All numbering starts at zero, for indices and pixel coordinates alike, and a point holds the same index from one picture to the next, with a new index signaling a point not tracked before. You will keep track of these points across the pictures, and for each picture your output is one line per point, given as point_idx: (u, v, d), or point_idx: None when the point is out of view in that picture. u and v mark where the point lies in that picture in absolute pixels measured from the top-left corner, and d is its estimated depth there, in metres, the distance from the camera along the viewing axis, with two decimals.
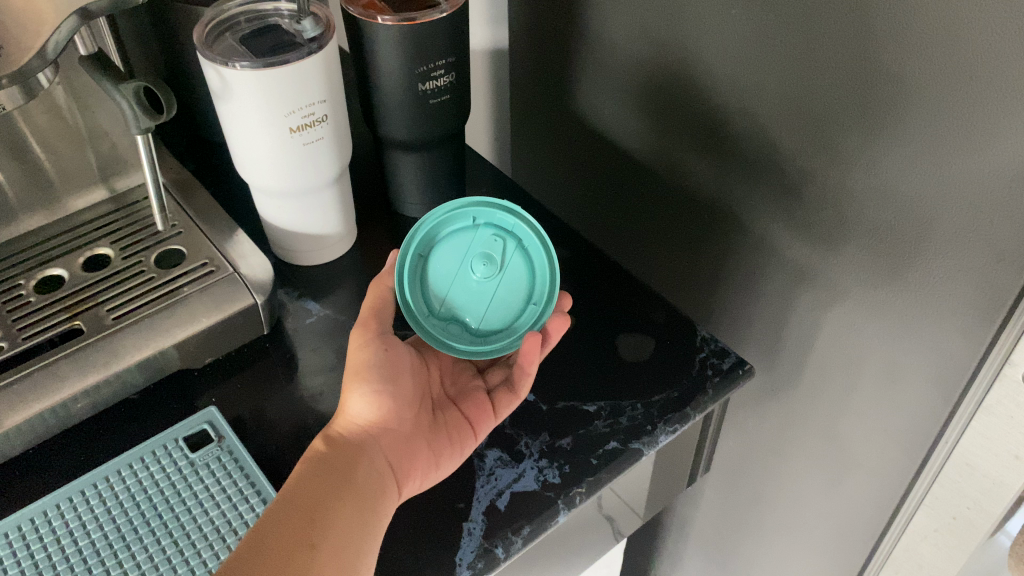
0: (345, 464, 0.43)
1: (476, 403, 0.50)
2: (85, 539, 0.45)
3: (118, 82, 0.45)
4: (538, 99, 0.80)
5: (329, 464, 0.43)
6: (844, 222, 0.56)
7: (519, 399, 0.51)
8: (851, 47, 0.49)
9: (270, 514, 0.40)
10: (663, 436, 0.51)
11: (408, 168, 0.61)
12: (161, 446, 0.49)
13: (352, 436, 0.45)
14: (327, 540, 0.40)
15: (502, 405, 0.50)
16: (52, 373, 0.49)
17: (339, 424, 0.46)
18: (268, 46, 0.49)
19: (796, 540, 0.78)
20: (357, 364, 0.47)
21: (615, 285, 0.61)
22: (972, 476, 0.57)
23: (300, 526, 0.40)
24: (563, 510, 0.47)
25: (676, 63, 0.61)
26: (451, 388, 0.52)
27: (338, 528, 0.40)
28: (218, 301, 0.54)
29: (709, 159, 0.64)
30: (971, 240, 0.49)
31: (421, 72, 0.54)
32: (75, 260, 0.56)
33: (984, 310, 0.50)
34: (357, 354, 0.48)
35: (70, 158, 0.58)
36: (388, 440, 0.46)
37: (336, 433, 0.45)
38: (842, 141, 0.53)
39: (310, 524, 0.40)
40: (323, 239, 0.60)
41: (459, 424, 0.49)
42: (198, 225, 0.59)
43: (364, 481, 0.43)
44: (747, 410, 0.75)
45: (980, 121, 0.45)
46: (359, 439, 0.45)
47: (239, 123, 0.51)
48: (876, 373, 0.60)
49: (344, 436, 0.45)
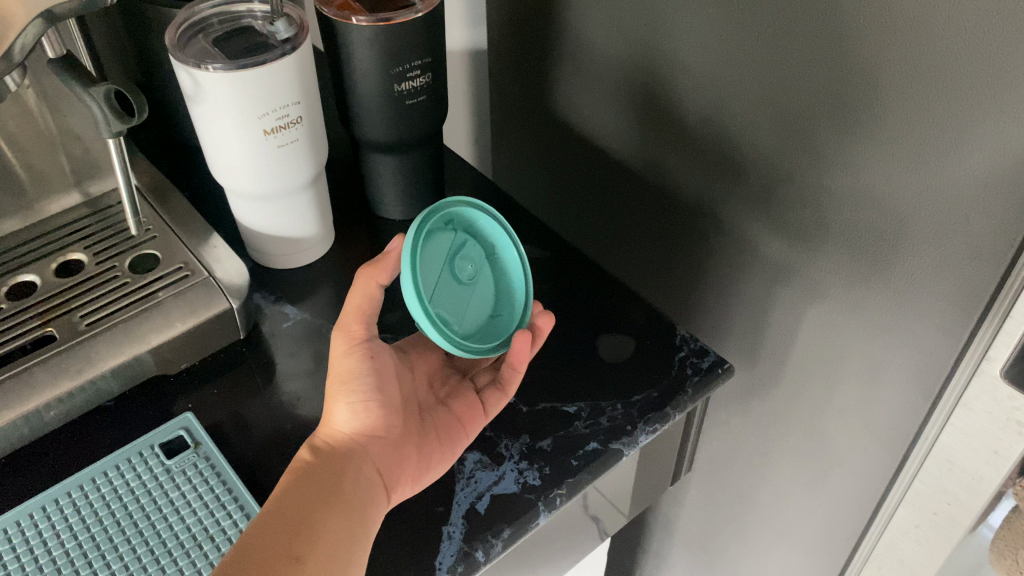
0: (331, 474, 0.43)
1: (466, 403, 0.50)
2: (59, 549, 0.44)
3: (88, 85, 0.45)
4: (517, 99, 0.79)
5: (314, 475, 0.43)
6: (823, 220, 0.56)
7: (508, 397, 0.50)
8: (827, 45, 0.49)
9: (255, 529, 0.40)
10: (644, 436, 0.51)
11: (386, 170, 0.61)
12: (137, 454, 0.49)
13: (338, 445, 0.45)
14: (313, 552, 0.39)
15: (490, 404, 0.50)
16: (24, 380, 0.49)
17: (325, 431, 0.46)
18: (241, 48, 0.49)
19: (780, 538, 0.78)
20: (344, 371, 0.46)
21: (595, 285, 0.60)
22: (951, 471, 0.57)
23: (285, 539, 0.39)
24: (543, 512, 0.47)
25: (653, 62, 0.61)
26: (441, 390, 0.52)
27: (326, 539, 0.40)
28: (193, 306, 0.53)
29: (688, 158, 0.64)
30: (947, 237, 0.49)
31: (398, 74, 0.54)
32: (48, 266, 0.55)
33: (961, 306, 0.51)
34: (344, 359, 0.46)
35: (42, 162, 0.57)
36: (376, 448, 0.45)
37: (323, 443, 0.45)
38: (820, 139, 0.53)
39: (295, 537, 0.40)
40: (300, 242, 0.60)
41: (448, 427, 0.49)
42: (174, 229, 0.58)
43: (352, 490, 0.43)
44: (729, 409, 0.75)
45: (956, 118, 0.45)
46: (346, 447, 0.44)
47: (213, 126, 0.50)
48: (856, 370, 0.60)
49: (331, 446, 0.45)
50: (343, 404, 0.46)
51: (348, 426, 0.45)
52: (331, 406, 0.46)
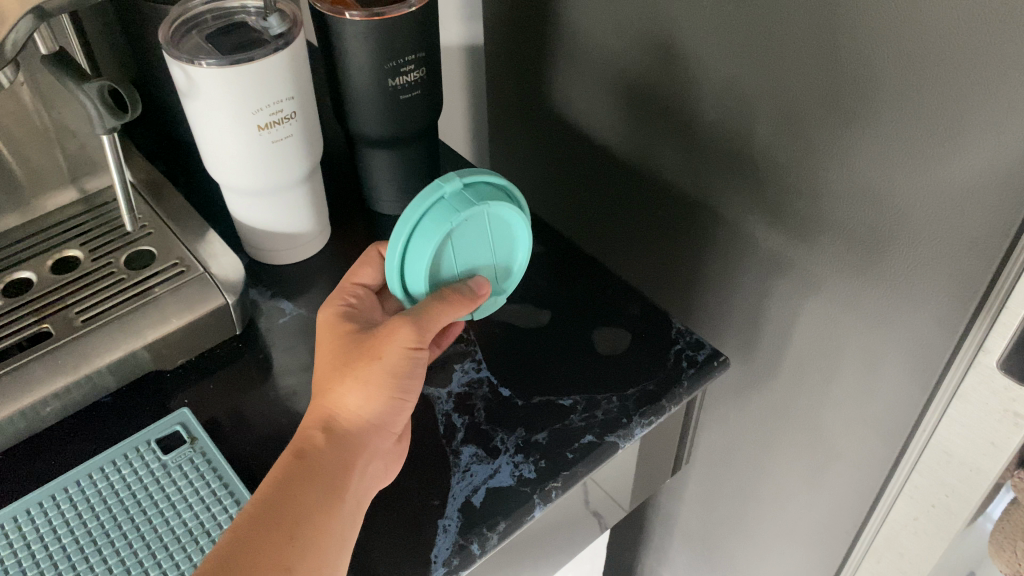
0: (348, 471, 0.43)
1: None
2: (56, 544, 0.44)
3: (81, 81, 0.45)
4: (514, 94, 0.79)
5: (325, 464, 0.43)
6: (818, 212, 0.56)
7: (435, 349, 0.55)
8: (820, 37, 0.49)
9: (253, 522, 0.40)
10: (639, 428, 0.51)
11: (381, 165, 0.61)
12: (133, 449, 0.49)
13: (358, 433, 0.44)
14: (304, 559, 0.39)
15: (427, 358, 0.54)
16: (20, 376, 0.49)
17: (346, 414, 0.45)
18: (234, 43, 0.49)
19: (780, 532, 0.78)
20: (393, 365, 0.45)
21: (591, 279, 0.60)
22: (950, 464, 0.57)
23: (281, 541, 0.39)
24: (539, 505, 0.47)
25: (648, 55, 0.61)
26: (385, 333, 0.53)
27: (318, 545, 0.40)
28: (189, 302, 0.53)
29: (683, 151, 0.64)
30: (942, 227, 0.49)
31: (391, 68, 0.54)
32: (45, 263, 0.56)
33: (956, 297, 0.51)
34: (402, 356, 0.45)
35: (38, 159, 0.57)
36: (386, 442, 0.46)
37: (338, 427, 0.45)
38: (815, 131, 0.53)
39: (290, 540, 0.40)
40: (295, 238, 0.60)
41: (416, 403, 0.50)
42: (169, 225, 0.58)
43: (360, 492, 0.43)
44: (728, 403, 0.75)
45: (949, 108, 0.45)
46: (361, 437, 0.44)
47: (207, 121, 0.50)
48: (853, 362, 0.60)
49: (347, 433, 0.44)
50: (382, 397, 0.45)
51: (374, 418, 0.45)
52: (365, 391, 0.45)
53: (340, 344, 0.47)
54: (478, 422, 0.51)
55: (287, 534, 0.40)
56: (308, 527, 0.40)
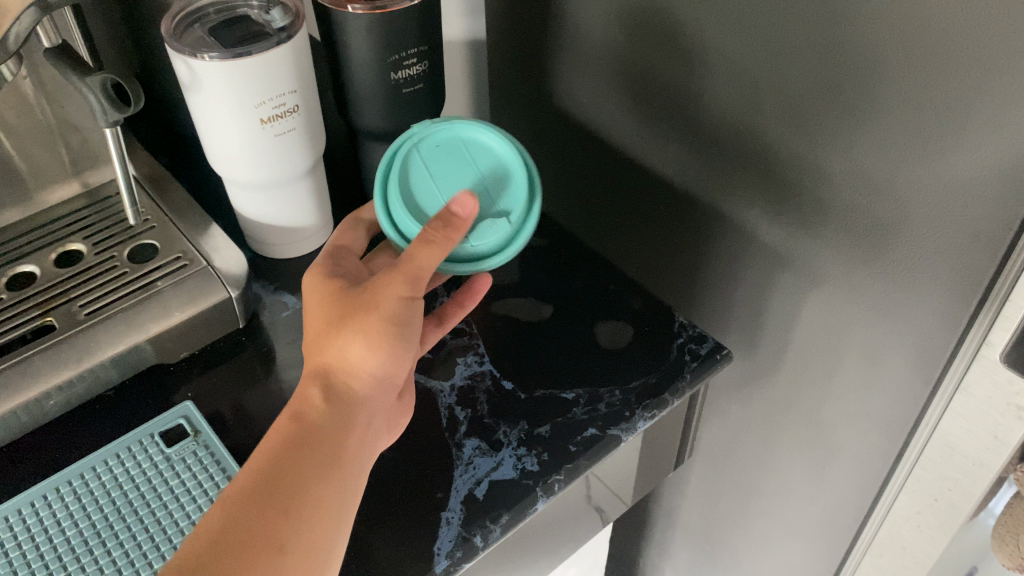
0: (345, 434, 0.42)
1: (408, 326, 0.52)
2: (60, 536, 0.44)
3: (84, 74, 0.45)
4: (516, 88, 0.79)
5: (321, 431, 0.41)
6: (821, 205, 0.56)
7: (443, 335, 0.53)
8: (823, 30, 0.49)
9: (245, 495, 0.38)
10: (642, 422, 0.51)
11: (384, 158, 0.61)
12: (137, 442, 0.49)
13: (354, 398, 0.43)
14: (303, 532, 0.38)
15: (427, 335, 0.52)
16: (24, 369, 0.49)
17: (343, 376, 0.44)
18: (236, 37, 0.49)
19: (783, 526, 0.78)
20: (389, 318, 0.44)
21: (594, 273, 0.60)
22: (952, 457, 0.57)
23: (277, 514, 0.38)
24: (542, 498, 0.47)
25: (650, 48, 0.61)
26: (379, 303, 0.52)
27: (316, 517, 0.39)
28: (191, 296, 0.53)
29: (685, 145, 0.64)
30: (945, 220, 0.49)
31: (393, 62, 0.54)
32: (47, 256, 0.56)
33: (959, 290, 0.51)
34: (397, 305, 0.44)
35: (41, 154, 0.57)
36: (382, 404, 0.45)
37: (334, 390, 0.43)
38: (818, 123, 0.53)
39: (287, 513, 0.38)
40: (298, 231, 0.60)
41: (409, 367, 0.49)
42: (172, 219, 0.58)
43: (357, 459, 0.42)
44: (730, 398, 0.75)
45: (951, 100, 0.45)
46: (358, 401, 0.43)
47: (210, 114, 0.50)
48: (855, 355, 0.60)
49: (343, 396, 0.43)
50: (382, 351, 0.44)
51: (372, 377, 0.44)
52: (362, 350, 0.43)
53: (331, 305, 0.45)
54: (481, 415, 0.51)
55: (284, 506, 0.38)
56: (305, 498, 0.39)
